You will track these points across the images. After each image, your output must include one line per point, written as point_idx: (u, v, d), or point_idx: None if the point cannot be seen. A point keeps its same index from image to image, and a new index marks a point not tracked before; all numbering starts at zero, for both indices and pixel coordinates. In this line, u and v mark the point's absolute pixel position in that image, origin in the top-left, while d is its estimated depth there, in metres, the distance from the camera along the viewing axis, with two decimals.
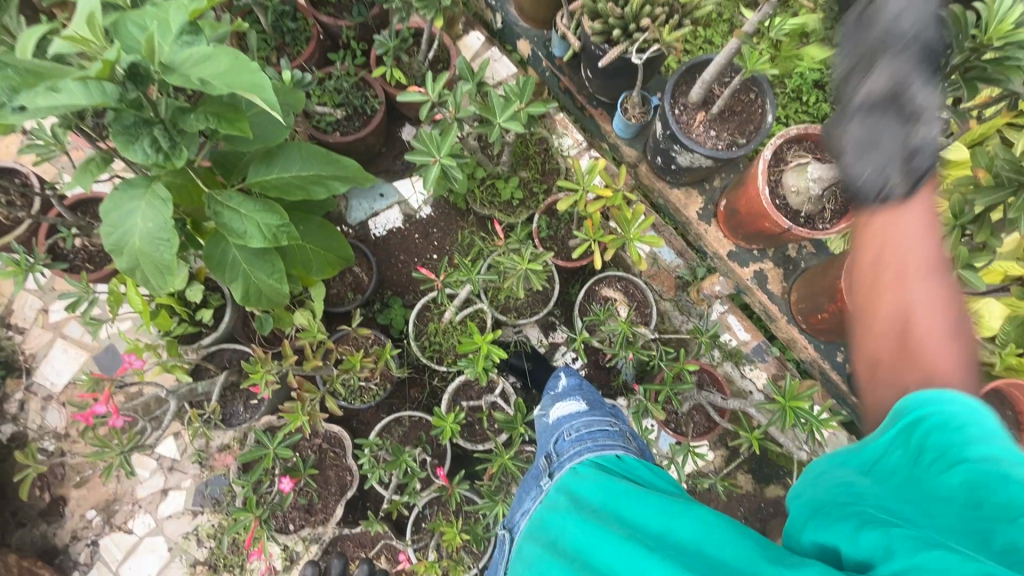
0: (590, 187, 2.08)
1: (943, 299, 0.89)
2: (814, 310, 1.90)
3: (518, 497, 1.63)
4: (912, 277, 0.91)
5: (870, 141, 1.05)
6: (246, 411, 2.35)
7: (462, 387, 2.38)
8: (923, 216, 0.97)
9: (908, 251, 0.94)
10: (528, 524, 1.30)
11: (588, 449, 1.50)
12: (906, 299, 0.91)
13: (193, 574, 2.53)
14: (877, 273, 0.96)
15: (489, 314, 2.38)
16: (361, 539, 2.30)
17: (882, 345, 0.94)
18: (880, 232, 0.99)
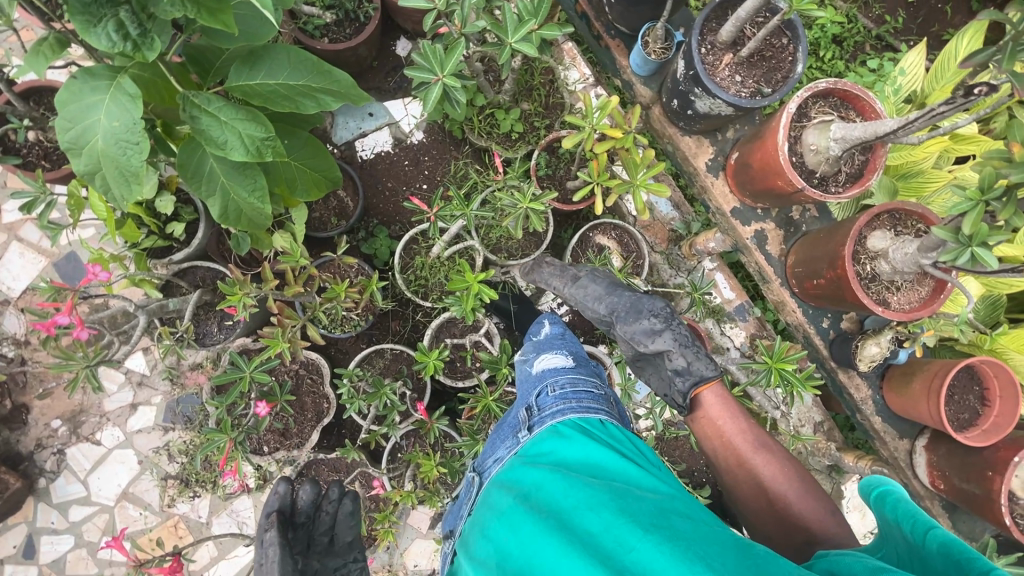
0: (600, 128, 1.96)
1: (774, 463, 1.48)
2: (806, 274, 1.90)
3: (493, 437, 1.57)
4: (747, 455, 1.50)
5: (659, 379, 1.75)
6: (221, 332, 2.27)
7: (446, 324, 2.34)
8: (728, 414, 1.58)
9: (733, 440, 1.54)
10: (504, 475, 1.26)
11: (571, 409, 1.42)
12: (753, 472, 1.48)
13: (164, 487, 2.55)
14: (725, 458, 1.53)
15: (480, 253, 2.30)
16: (336, 464, 2.31)
17: (762, 511, 1.44)
18: (711, 427, 1.58)
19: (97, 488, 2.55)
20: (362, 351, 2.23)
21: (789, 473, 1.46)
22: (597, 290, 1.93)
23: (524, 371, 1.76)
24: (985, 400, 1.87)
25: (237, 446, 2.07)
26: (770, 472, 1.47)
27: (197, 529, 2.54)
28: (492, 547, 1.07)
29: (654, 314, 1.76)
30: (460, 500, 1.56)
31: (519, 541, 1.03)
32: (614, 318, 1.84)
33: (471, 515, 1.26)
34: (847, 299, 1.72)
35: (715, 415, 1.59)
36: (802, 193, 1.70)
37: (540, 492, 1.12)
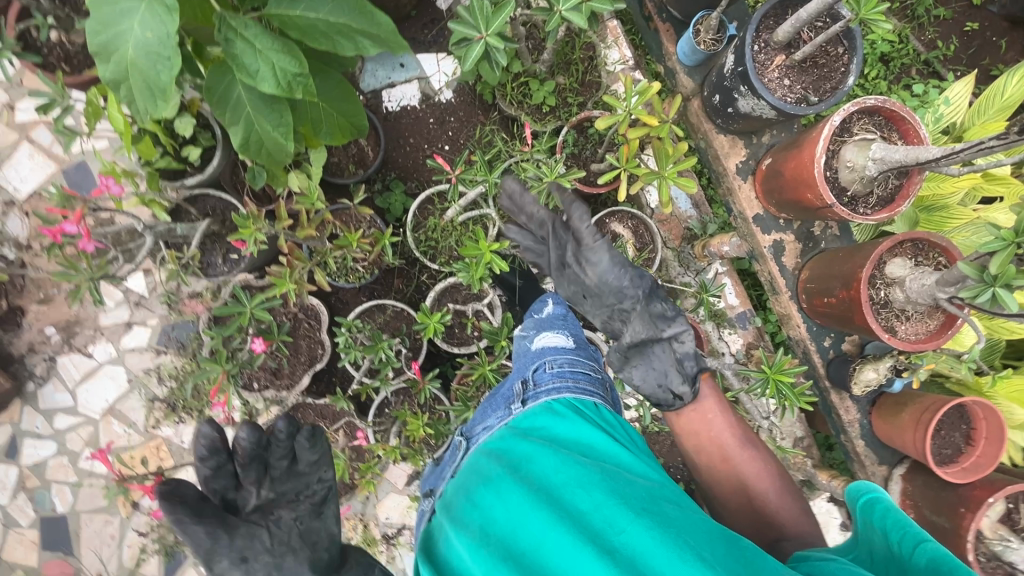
0: (638, 112, 1.91)
1: (758, 463, 1.47)
2: (817, 291, 1.89)
3: (485, 405, 1.55)
4: (732, 453, 1.50)
5: (656, 367, 1.61)
6: (225, 264, 2.24)
7: (449, 289, 2.34)
8: (718, 411, 1.56)
9: (719, 436, 1.52)
10: (492, 444, 1.27)
11: (568, 389, 1.41)
12: (735, 469, 1.48)
13: (150, 409, 2.56)
14: (709, 453, 1.52)
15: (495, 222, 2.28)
16: (323, 411, 2.33)
17: (738, 507, 1.44)
18: (699, 421, 1.55)
19: (84, 400, 2.58)
20: (364, 304, 2.23)
21: (771, 472, 1.46)
22: (614, 266, 1.65)
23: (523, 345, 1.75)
24: (969, 440, 1.89)
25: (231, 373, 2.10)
26: (753, 470, 1.46)
27: (178, 454, 2.58)
28: (476, 513, 1.08)
29: (666, 305, 1.67)
30: (443, 463, 1.56)
31: (506, 511, 1.04)
32: (633, 298, 1.65)
33: (455, 479, 1.27)
34: (854, 321, 1.72)
35: (706, 409, 1.57)
36: (830, 209, 1.67)
37: (530, 464, 1.13)
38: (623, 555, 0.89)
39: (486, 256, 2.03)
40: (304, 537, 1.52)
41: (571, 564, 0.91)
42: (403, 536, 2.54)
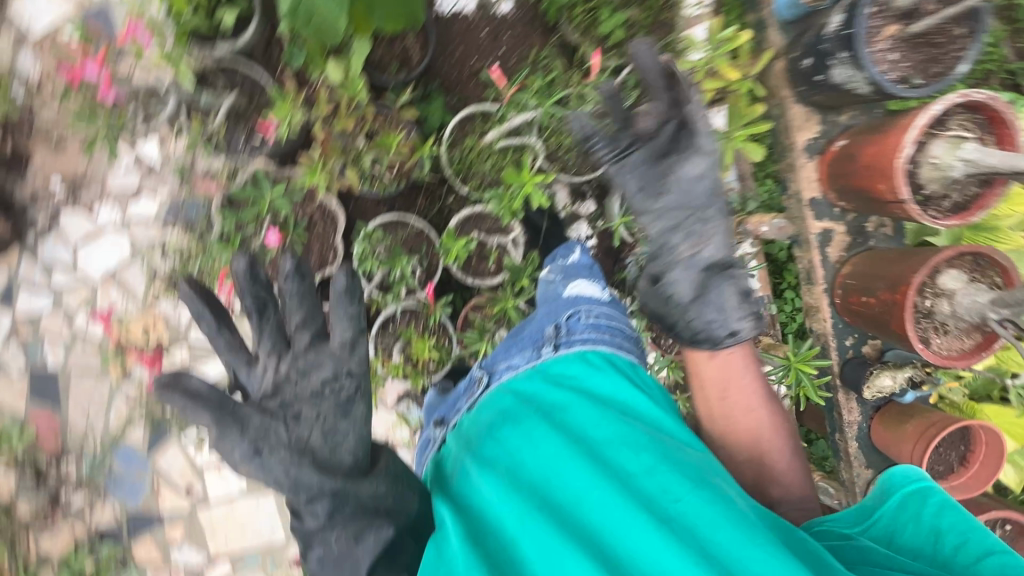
0: (720, 64, 1.74)
1: (775, 423, 1.30)
2: (858, 288, 1.81)
3: (508, 343, 1.44)
4: (753, 408, 1.30)
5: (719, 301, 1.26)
6: (246, 147, 2.09)
7: (474, 218, 2.26)
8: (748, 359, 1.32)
9: (745, 387, 1.30)
10: (521, 386, 1.20)
11: (604, 339, 1.31)
12: (753, 423, 1.29)
13: (151, 283, 2.51)
14: (730, 403, 1.30)
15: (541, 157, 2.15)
16: None
17: (744, 461, 1.29)
18: (729, 368, 1.29)
19: (85, 261, 2.53)
20: (386, 215, 2.13)
21: (782, 432, 1.31)
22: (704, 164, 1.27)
23: (550, 287, 1.64)
24: (963, 461, 1.91)
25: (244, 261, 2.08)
26: (768, 430, 1.30)
27: (173, 332, 2.55)
28: (511, 461, 1.05)
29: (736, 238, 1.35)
30: (456, 394, 1.49)
31: (546, 463, 1.02)
32: (711, 209, 1.27)
33: (475, 414, 1.21)
34: (890, 326, 1.66)
35: (738, 356, 1.30)
36: (899, 205, 1.56)
37: (568, 417, 1.09)
38: (679, 524, 0.90)
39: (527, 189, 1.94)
40: (328, 437, 1.27)
41: (621, 527, 0.91)
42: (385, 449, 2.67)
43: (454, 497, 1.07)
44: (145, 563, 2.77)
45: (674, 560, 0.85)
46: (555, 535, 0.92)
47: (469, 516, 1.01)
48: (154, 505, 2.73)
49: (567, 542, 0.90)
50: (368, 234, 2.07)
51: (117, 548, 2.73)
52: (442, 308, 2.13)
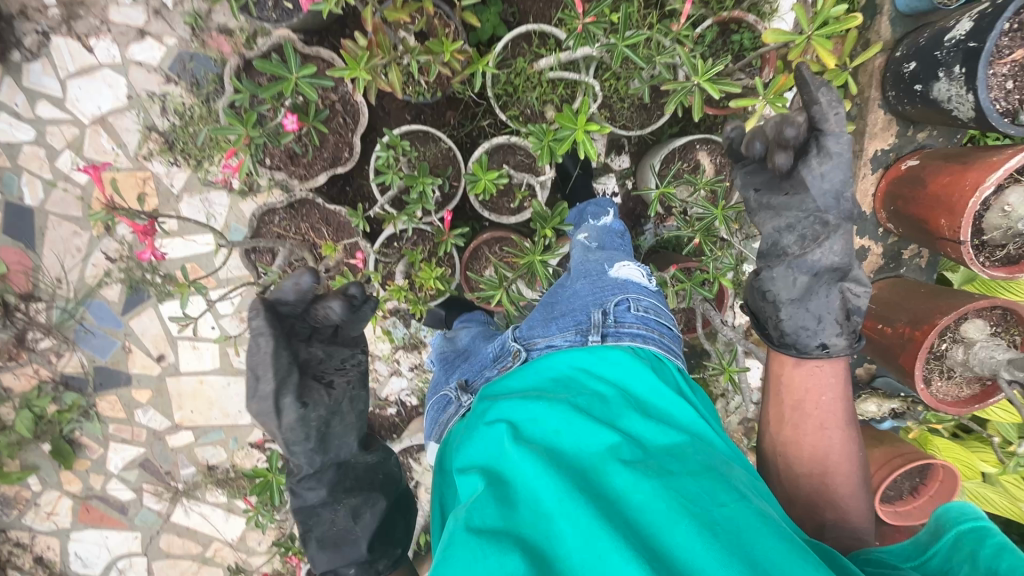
0: (817, 42, 1.51)
1: (851, 446, 1.14)
2: (876, 315, 1.76)
3: (544, 316, 1.35)
4: (831, 425, 1.13)
5: (821, 308, 1.14)
6: (275, 12, 1.85)
7: (506, 148, 2.12)
8: (838, 375, 1.15)
9: (827, 402, 1.14)
10: (557, 365, 1.14)
11: (654, 339, 1.23)
12: (825, 444, 1.12)
13: (146, 139, 2.33)
14: (804, 414, 1.14)
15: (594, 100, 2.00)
16: (328, 217, 2.28)
17: (802, 478, 1.14)
18: (814, 379, 1.15)
19: (74, 98, 2.31)
20: (410, 125, 1.98)
21: (855, 458, 1.13)
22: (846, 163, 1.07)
23: (588, 256, 1.55)
24: (913, 491, 2.01)
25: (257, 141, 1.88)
26: (840, 452, 1.13)
27: (164, 196, 2.41)
28: (543, 433, 0.96)
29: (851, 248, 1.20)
30: (480, 357, 1.43)
31: (582, 444, 0.93)
32: (834, 214, 1.10)
33: (505, 388, 1.15)
34: (898, 358, 1.64)
35: (826, 370, 1.15)
36: (951, 243, 1.48)
37: (606, 407, 1.01)
38: (724, 529, 0.80)
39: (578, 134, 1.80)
40: (354, 404, 1.35)
41: (660, 520, 0.81)
42: None
43: (473, 464, 0.97)
44: (108, 417, 2.80)
45: (722, 568, 0.74)
46: (590, 513, 0.81)
47: (490, 479, 0.91)
48: (123, 365, 2.71)
49: (603, 522, 0.79)
50: (393, 143, 1.89)
51: (80, 398, 2.73)
52: (457, 241, 2.00)
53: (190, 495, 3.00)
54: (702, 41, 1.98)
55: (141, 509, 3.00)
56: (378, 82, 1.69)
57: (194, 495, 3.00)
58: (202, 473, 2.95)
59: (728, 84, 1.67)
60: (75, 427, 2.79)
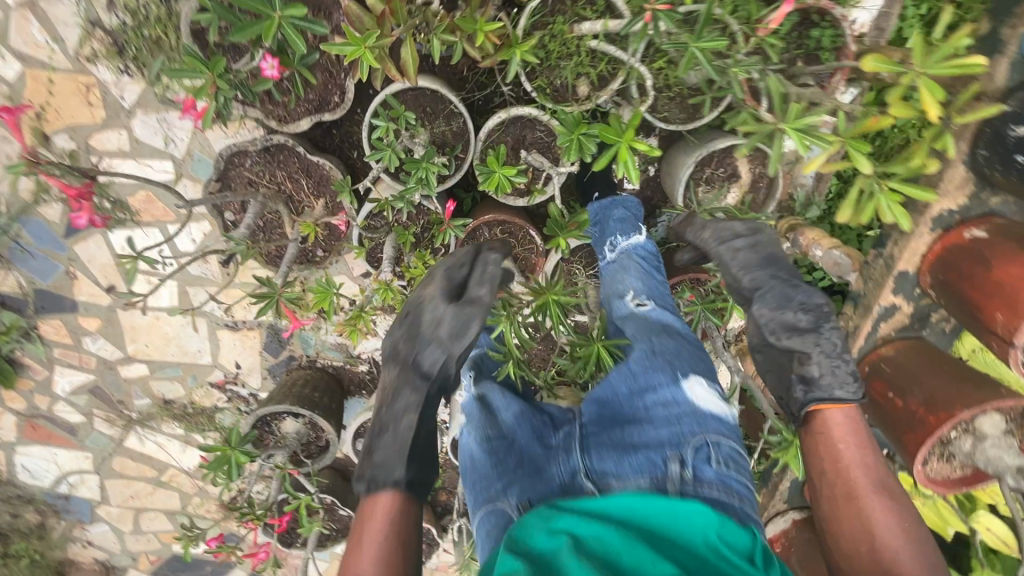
0: (925, 84, 1.23)
1: (893, 518, 1.20)
2: (873, 374, 1.76)
3: (609, 439, 1.11)
4: (861, 490, 1.25)
5: (775, 369, 1.48)
6: None
7: (525, 121, 1.85)
8: (861, 450, 1.31)
9: (856, 476, 1.27)
10: (621, 501, 0.93)
11: (739, 515, 0.94)
12: (867, 519, 1.20)
13: (88, 37, 1.91)
14: (835, 489, 1.27)
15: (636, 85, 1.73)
16: (309, 169, 1.98)
17: (857, 561, 1.17)
18: (830, 450, 1.32)
19: None
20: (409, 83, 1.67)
21: (901, 522, 1.20)
22: (753, 254, 1.61)
23: (655, 346, 1.28)
24: None
25: (224, 90, 1.50)
26: (884, 518, 1.20)
27: (113, 110, 2.05)
28: (600, 549, 0.85)
29: (803, 310, 1.45)
30: (519, 461, 1.16)
31: (644, 568, 0.81)
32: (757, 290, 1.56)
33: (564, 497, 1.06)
34: (901, 436, 1.58)
35: (838, 440, 1.34)
36: (1008, 341, 1.42)
37: (673, 540, 0.88)
38: None
39: (620, 153, 1.43)
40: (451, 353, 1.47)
41: None
42: (337, 314, 2.61)
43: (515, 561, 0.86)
44: (51, 342, 2.58)
45: None
46: None
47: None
48: (67, 291, 2.44)
49: None
50: (393, 113, 1.63)
51: (19, 319, 2.48)
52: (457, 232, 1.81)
53: (144, 424, 2.90)
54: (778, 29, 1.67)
55: (92, 432, 2.90)
56: (388, 62, 1.43)
57: (149, 425, 2.90)
58: (158, 406, 2.83)
59: (821, 139, 1.36)
60: (16, 348, 2.57)
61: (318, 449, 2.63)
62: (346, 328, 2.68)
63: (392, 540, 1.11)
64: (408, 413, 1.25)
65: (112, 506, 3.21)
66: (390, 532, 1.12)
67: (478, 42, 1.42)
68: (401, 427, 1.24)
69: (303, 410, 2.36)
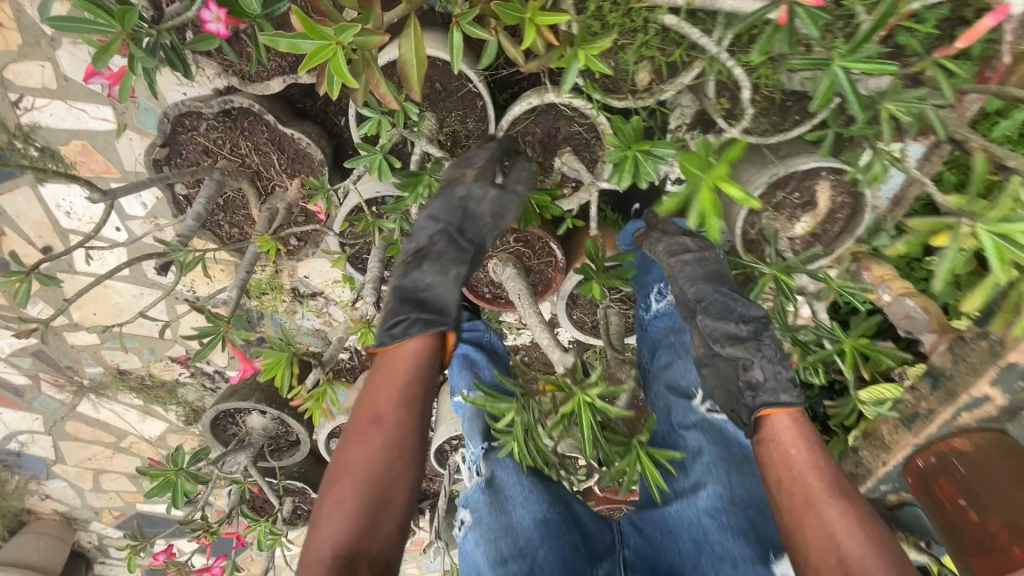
0: None
1: (857, 528, 0.78)
2: (939, 467, 1.48)
3: None
4: (818, 497, 0.83)
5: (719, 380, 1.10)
6: None
7: (561, 116, 1.44)
8: (805, 441, 0.91)
9: (806, 477, 0.86)
10: None
11: None
12: (827, 531, 0.79)
13: None
14: (786, 495, 0.86)
15: (712, 82, 1.32)
16: (282, 144, 1.56)
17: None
18: (772, 445, 0.92)
19: None
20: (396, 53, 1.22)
21: (871, 538, 0.78)
22: (701, 272, 1.28)
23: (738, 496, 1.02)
24: None
25: (138, 57, 1.08)
26: (845, 533, 0.79)
27: (32, 36, 1.59)
28: None
29: (745, 321, 1.13)
30: None
31: None
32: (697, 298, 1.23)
33: None
34: (971, 558, 1.31)
35: (782, 435, 0.93)
36: None
37: None
38: None
39: (704, 199, 1.03)
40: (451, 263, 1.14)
41: None
42: (315, 299, 2.26)
43: None
44: None
45: None
46: None
47: None
48: None
49: None
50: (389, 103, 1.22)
51: None
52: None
53: (98, 392, 2.61)
54: (923, 23, 1.22)
55: (40, 395, 2.63)
56: (374, 64, 1.02)
57: (103, 392, 2.62)
58: (112, 375, 2.54)
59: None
60: None
61: (287, 444, 2.36)
62: (325, 314, 2.32)
63: (427, 391, 0.94)
64: (454, 267, 1.09)
65: (69, 465, 3.00)
66: (425, 377, 0.95)
67: (524, 45, 1.03)
68: (447, 280, 1.08)
69: (269, 410, 2.06)
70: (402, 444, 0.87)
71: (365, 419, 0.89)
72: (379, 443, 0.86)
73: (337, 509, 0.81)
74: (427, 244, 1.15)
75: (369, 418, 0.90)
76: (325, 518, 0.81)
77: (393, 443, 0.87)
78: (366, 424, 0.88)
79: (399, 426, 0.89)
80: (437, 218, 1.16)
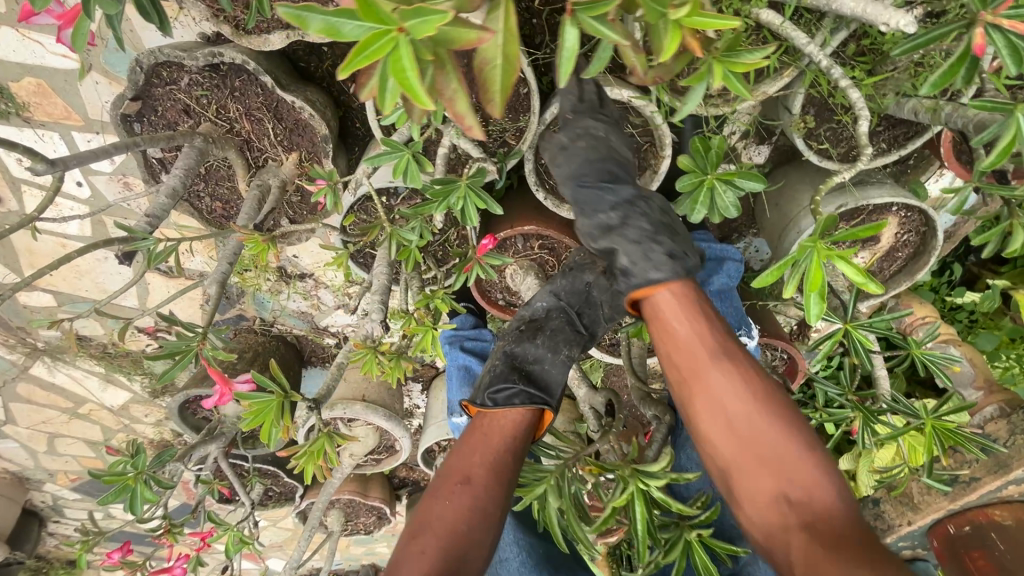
0: None
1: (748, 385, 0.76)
2: (973, 537, 1.43)
3: None
4: (708, 366, 0.78)
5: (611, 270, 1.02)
6: None
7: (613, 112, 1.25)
8: (696, 307, 0.83)
9: (694, 344, 0.80)
10: None
11: None
12: (721, 403, 0.76)
13: None
14: (678, 369, 0.80)
15: (802, 94, 1.13)
16: (279, 110, 1.32)
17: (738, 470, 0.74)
18: (661, 323, 0.84)
19: None
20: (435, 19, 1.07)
21: (758, 396, 0.75)
22: (577, 163, 1.06)
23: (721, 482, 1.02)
24: None
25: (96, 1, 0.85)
26: (730, 395, 0.76)
27: None
28: None
29: (615, 207, 1.00)
30: None
31: None
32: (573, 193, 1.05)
33: None
34: None
35: (672, 310, 0.83)
36: None
37: None
38: None
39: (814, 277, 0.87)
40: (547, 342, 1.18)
41: None
42: (304, 281, 2.05)
43: None
44: None
45: None
46: None
47: None
48: None
49: None
50: None
51: None
52: (484, 273, 1.31)
53: (54, 356, 2.37)
54: None
55: None
56: (452, 64, 0.65)
57: (61, 357, 2.38)
58: (71, 340, 2.29)
59: None
60: None
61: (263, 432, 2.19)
62: (313, 297, 2.10)
63: (510, 468, 0.94)
64: (566, 347, 1.17)
65: (20, 428, 2.75)
66: (514, 454, 0.96)
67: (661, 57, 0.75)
68: (557, 361, 1.16)
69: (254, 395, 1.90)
70: (488, 517, 0.85)
71: (453, 482, 0.89)
72: (465, 510, 0.85)
73: (416, 561, 0.79)
74: (541, 316, 1.20)
75: (458, 480, 0.90)
76: (404, 566, 0.79)
77: (480, 508, 0.86)
78: (454, 488, 0.88)
79: (485, 499, 0.88)
80: (557, 295, 1.20)
